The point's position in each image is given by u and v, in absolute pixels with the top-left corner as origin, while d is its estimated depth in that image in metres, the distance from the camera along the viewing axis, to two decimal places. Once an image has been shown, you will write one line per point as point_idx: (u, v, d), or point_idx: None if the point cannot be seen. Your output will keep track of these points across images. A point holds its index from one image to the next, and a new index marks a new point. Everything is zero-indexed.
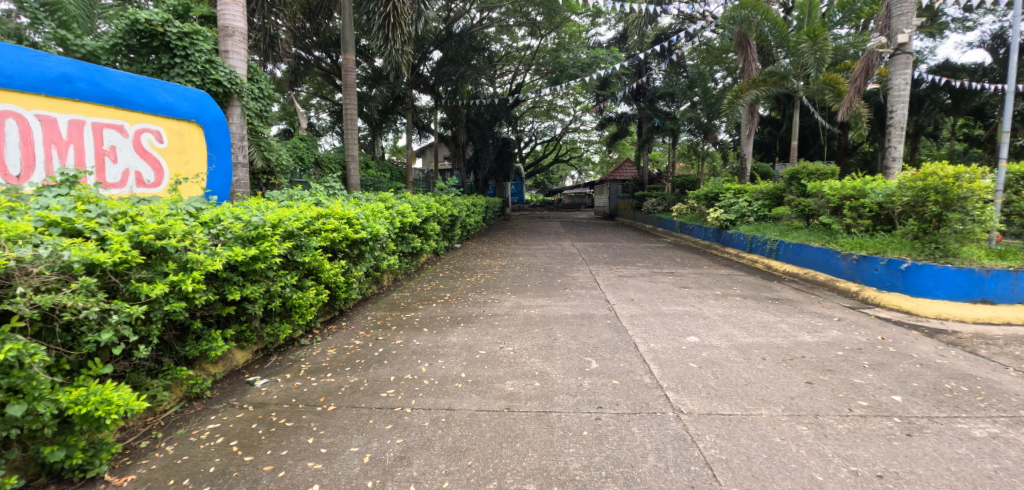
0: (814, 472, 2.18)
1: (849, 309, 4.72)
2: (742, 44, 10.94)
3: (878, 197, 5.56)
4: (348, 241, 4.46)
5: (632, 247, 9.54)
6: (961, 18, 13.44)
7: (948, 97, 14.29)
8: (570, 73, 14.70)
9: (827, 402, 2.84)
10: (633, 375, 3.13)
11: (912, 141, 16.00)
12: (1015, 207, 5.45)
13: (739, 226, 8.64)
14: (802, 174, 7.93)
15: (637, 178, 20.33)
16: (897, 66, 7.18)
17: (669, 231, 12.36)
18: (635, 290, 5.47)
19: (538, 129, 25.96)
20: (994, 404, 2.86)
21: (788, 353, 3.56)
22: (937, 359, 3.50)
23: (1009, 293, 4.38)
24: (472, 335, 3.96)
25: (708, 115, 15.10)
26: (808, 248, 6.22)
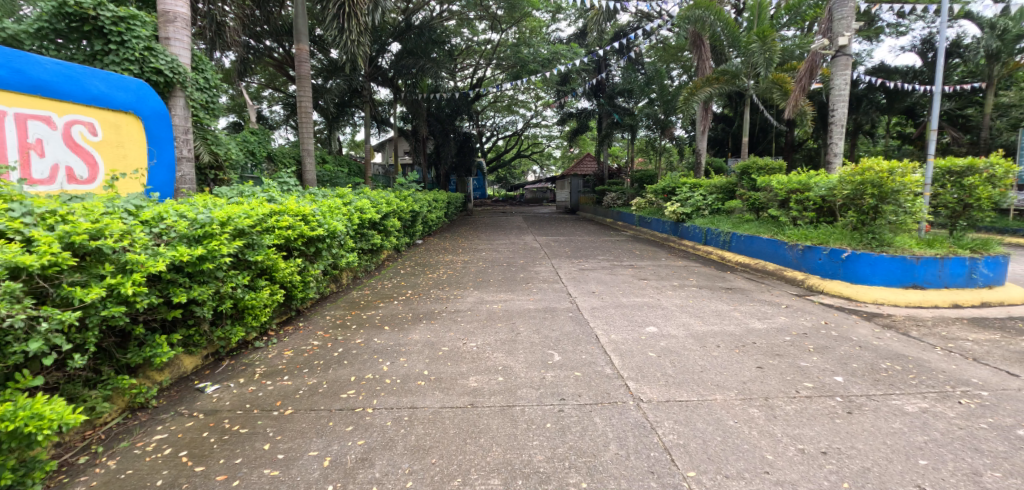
0: (764, 452, 2.31)
1: (796, 297, 4.98)
2: (696, 42, 11.25)
3: (821, 190, 5.83)
4: (303, 238, 4.30)
5: (592, 241, 9.66)
6: (895, 23, 14.35)
7: (883, 98, 15.27)
8: (531, 69, 14.68)
9: (775, 385, 3.00)
10: (595, 367, 3.17)
11: (852, 138, 17.01)
12: (941, 200, 5.70)
13: (694, 219, 8.92)
14: (752, 169, 8.23)
15: (598, 173, 20.70)
16: (839, 67, 7.56)
17: (629, 224, 12.65)
18: (596, 282, 5.57)
19: (500, 124, 25.91)
20: (923, 381, 3.12)
21: (740, 340, 3.72)
22: (875, 341, 3.75)
23: (937, 279, 4.74)
24: (434, 332, 3.91)
25: (665, 112, 15.58)
26: (758, 239, 6.53)
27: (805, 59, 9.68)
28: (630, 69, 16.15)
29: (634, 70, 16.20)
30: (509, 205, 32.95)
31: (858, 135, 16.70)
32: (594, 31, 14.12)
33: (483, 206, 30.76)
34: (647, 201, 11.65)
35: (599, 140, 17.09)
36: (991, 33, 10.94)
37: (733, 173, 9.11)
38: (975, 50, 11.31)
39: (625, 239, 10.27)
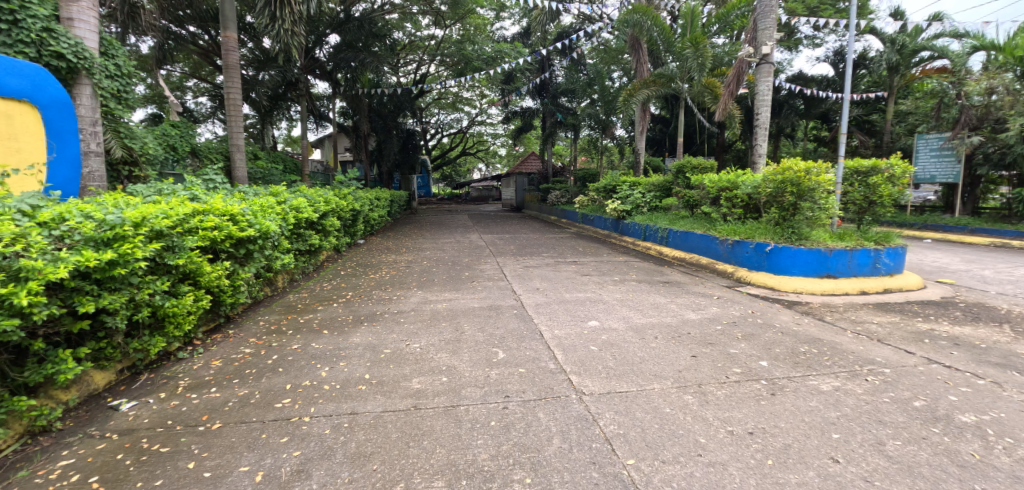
0: (698, 436, 2.44)
1: (726, 288, 5.30)
2: (635, 46, 11.80)
3: (748, 188, 6.23)
4: (232, 240, 4.02)
5: (537, 239, 9.77)
6: (811, 35, 15.61)
7: (802, 103, 16.59)
8: (476, 66, 14.60)
9: (708, 372, 3.17)
10: (539, 362, 3.20)
11: (775, 140, 18.36)
12: (850, 198, 6.25)
13: (634, 216, 9.27)
14: (686, 168, 8.64)
15: (543, 172, 21.02)
16: (762, 75, 8.09)
17: (572, 222, 12.92)
18: (540, 279, 5.64)
19: (445, 121, 25.60)
20: (836, 362, 3.42)
21: (676, 331, 3.90)
22: (795, 327, 4.07)
23: (847, 269, 5.21)
24: (377, 334, 3.79)
25: (606, 112, 15.51)
26: (692, 235, 6.88)
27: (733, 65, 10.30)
28: (573, 69, 16.40)
29: (577, 71, 16.52)
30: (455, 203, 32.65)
31: (780, 138, 18.06)
32: (538, 31, 14.20)
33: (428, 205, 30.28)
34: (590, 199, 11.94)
35: (543, 139, 17.39)
36: (892, 47, 12.13)
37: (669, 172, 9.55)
38: (878, 63, 12.55)
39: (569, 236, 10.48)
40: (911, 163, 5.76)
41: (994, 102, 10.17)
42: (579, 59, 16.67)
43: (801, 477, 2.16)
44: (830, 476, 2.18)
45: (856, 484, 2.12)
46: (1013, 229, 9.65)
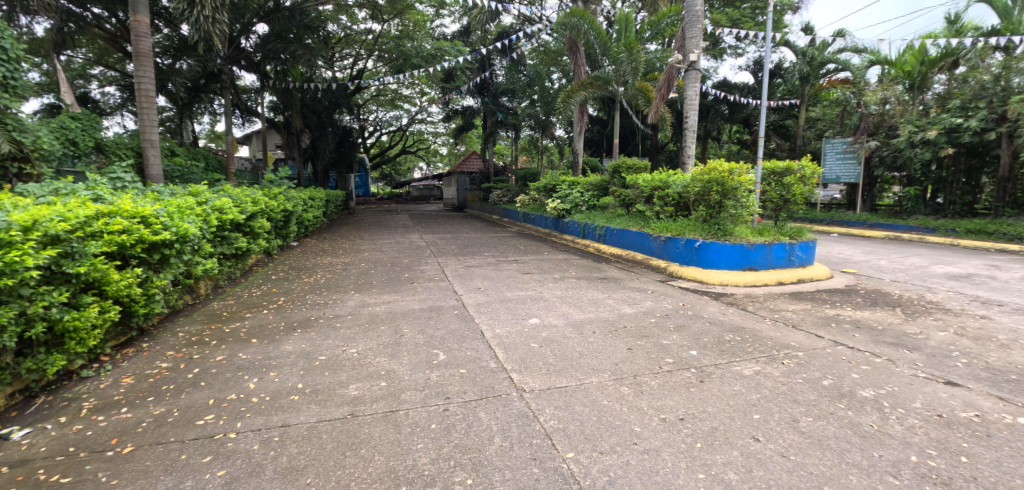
0: (633, 425, 2.55)
1: (659, 282, 5.58)
2: (573, 48, 12.18)
3: (678, 187, 6.58)
4: (145, 244, 3.67)
5: (479, 238, 9.76)
6: (734, 45, 16.78)
7: (726, 108, 17.76)
8: (415, 63, 14.28)
9: (642, 363, 3.32)
10: (480, 362, 3.20)
11: (702, 142, 19.55)
12: (768, 196, 6.77)
13: (573, 214, 9.50)
14: (622, 168, 9.03)
15: (485, 171, 21.05)
16: (691, 80, 8.49)
17: (514, 221, 13.03)
18: (482, 279, 5.64)
19: (384, 118, 24.91)
20: (756, 348, 3.71)
21: (613, 325, 4.05)
22: (721, 317, 4.36)
23: (766, 261, 5.66)
24: (311, 340, 3.61)
25: (546, 112, 15.91)
26: (628, 232, 7.16)
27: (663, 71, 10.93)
28: (513, 70, 16.37)
29: (517, 71, 16.55)
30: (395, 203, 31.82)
31: (707, 140, 19.26)
32: (478, 30, 14.08)
33: (366, 205, 29.28)
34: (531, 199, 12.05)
35: (483, 138, 17.52)
36: (803, 59, 13.31)
37: (606, 172, 9.88)
38: (791, 73, 13.68)
39: (510, 235, 10.55)
40: (819, 165, 6.33)
41: (888, 111, 11.59)
42: (518, 59, 16.78)
43: (726, 457, 2.33)
44: (751, 455, 2.35)
45: (774, 460, 2.31)
46: (902, 223, 10.91)
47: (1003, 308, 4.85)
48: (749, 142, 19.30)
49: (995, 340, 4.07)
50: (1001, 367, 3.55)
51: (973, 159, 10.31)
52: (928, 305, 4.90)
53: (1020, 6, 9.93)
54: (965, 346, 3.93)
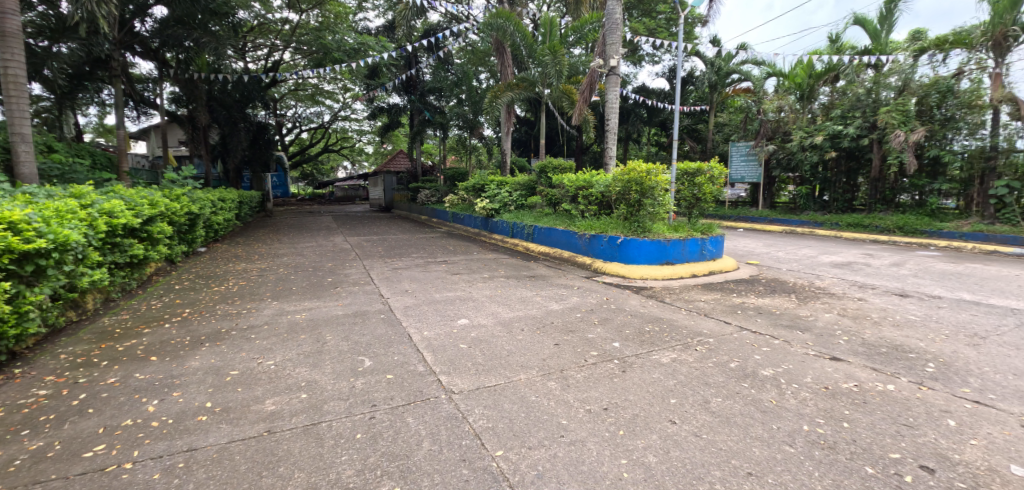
0: (560, 418, 2.64)
1: (585, 278, 5.80)
2: (500, 49, 11.91)
3: (601, 187, 6.88)
4: (14, 254, 3.19)
5: (407, 240, 9.55)
6: (652, 54, 17.79)
7: (644, 112, 18.66)
8: (336, 57, 13.54)
9: (569, 358, 3.45)
10: (408, 366, 3.15)
11: (624, 144, 20.58)
12: (681, 195, 7.27)
13: (502, 214, 9.59)
14: (549, 168, 9.26)
15: (412, 171, 20.57)
16: (611, 84, 8.91)
17: (443, 221, 12.89)
18: (410, 281, 5.54)
19: (303, 114, 23.57)
20: (673, 337, 3.99)
21: (540, 321, 4.16)
22: (641, 309, 4.62)
23: (681, 256, 6.08)
24: (221, 355, 3.35)
25: (474, 111, 16.40)
26: (555, 231, 7.36)
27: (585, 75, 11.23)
28: (439, 69, 15.99)
29: (444, 69, 16.23)
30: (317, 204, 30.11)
31: (628, 142, 20.30)
32: (403, 26, 13.68)
33: (285, 205, 27.47)
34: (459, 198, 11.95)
35: (411, 136, 17.11)
36: (711, 69, 14.45)
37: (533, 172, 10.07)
38: (702, 81, 14.80)
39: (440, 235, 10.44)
40: (725, 166, 6.90)
41: (783, 119, 12.86)
42: (445, 58, 16.68)
43: (646, 441, 2.48)
44: (669, 437, 2.53)
45: (689, 440, 2.50)
46: (795, 219, 12.21)
47: (874, 291, 5.60)
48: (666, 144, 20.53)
49: (870, 319, 4.70)
50: (874, 342, 4.11)
51: (851, 162, 11.74)
52: (817, 291, 5.54)
53: (886, 30, 11.39)
54: (846, 325, 4.50)
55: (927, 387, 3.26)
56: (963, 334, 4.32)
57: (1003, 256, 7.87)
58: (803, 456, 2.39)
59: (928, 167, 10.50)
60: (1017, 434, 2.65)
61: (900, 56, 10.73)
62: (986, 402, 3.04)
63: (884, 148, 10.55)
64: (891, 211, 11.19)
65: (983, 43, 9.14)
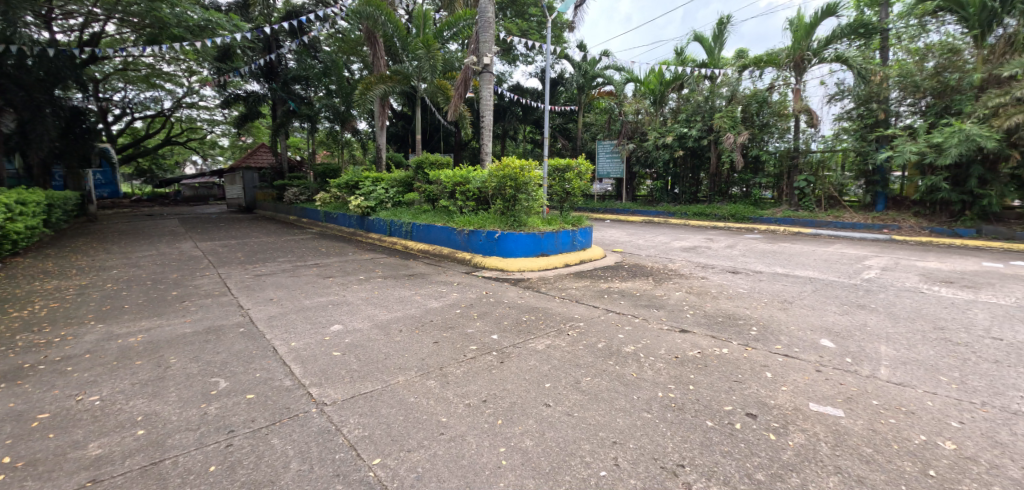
0: (440, 416, 2.68)
1: (466, 274, 5.91)
2: (371, 40, 11.70)
3: (477, 183, 7.02)
4: None
5: (272, 243, 8.75)
6: (525, 54, 18.44)
7: (519, 110, 19.30)
8: (175, 34, 11.72)
9: (448, 354, 3.52)
10: (272, 382, 2.94)
11: (500, 141, 20.98)
12: (553, 190, 7.73)
13: (378, 212, 9.24)
14: (425, 163, 9.21)
15: (276, 166, 18.66)
16: (485, 82, 9.01)
17: (315, 221, 12.02)
18: (274, 288, 5.13)
19: (136, 99, 20.07)
20: (548, 324, 4.28)
21: (419, 320, 4.16)
22: (519, 300, 4.85)
23: (554, 247, 6.50)
24: (23, 396, 2.77)
25: (344, 104, 15.19)
26: (433, 228, 7.33)
27: (459, 72, 11.40)
28: (304, 54, 15.28)
29: (310, 56, 15.52)
30: (155, 205, 25.96)
31: (505, 140, 20.77)
32: None
33: (115, 207, 23.14)
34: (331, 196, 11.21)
35: (274, 128, 15.77)
36: (579, 72, 15.44)
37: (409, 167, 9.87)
38: (571, 82, 15.74)
39: (311, 237, 9.73)
40: (591, 163, 7.50)
41: (640, 120, 14.30)
42: (312, 44, 15.75)
43: (522, 427, 2.63)
44: (544, 419, 2.72)
45: (562, 420, 2.72)
46: (653, 210, 13.80)
47: (713, 270, 6.58)
48: (538, 142, 21.44)
49: (710, 293, 5.53)
50: (713, 313, 4.86)
51: (695, 160, 13.53)
52: (670, 272, 6.34)
53: (718, 47, 12.98)
54: (692, 301, 5.23)
55: (751, 347, 3.95)
56: (776, 301, 5.31)
57: (803, 236, 9.78)
58: (658, 420, 2.75)
59: (751, 163, 12.52)
60: (812, 377, 3.35)
61: (729, 70, 12.71)
62: (793, 355, 3.78)
63: (718, 147, 12.49)
64: (726, 201, 13.16)
65: (787, 62, 11.08)
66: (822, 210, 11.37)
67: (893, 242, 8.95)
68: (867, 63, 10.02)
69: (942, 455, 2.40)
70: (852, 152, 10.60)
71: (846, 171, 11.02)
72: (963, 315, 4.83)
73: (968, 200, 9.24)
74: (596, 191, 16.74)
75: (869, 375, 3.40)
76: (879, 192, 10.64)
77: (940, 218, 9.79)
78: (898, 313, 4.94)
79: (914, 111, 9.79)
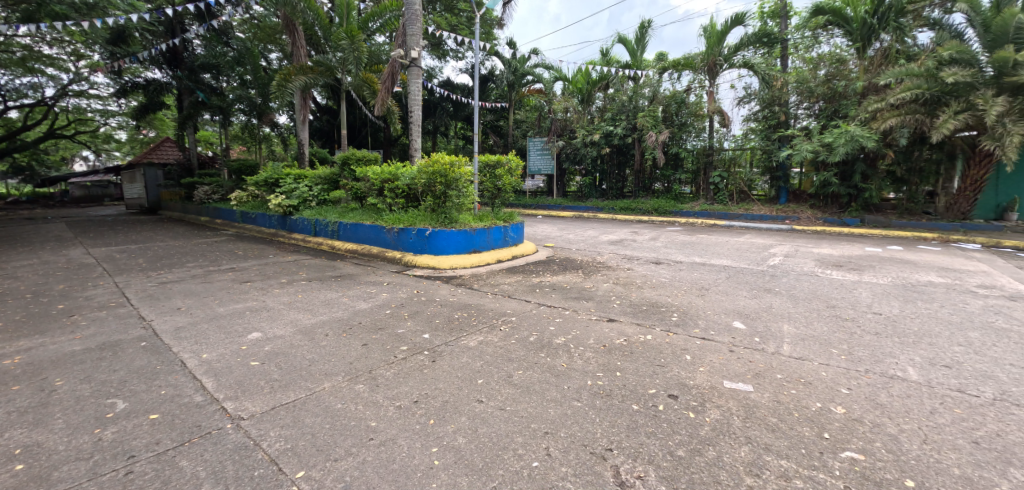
0: (369, 421, 2.63)
1: (397, 273, 5.81)
2: (289, 28, 11.00)
3: (406, 179, 6.91)
4: None
5: (181, 247, 8.07)
6: (455, 49, 18.09)
7: (450, 106, 18.82)
8: (56, 11, 10.40)
9: (377, 357, 3.46)
10: (180, 399, 2.75)
11: (430, 137, 20.40)
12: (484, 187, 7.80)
13: (302, 211, 8.80)
14: (352, 159, 8.95)
15: (185, 162, 17.13)
16: (413, 76, 8.81)
17: (230, 221, 11.21)
18: (183, 296, 4.75)
19: (8, 85, 17.55)
20: (480, 320, 4.33)
21: (347, 323, 4.05)
22: (451, 298, 4.86)
23: (486, 243, 6.58)
24: None
25: (261, 96, 14.61)
26: (362, 226, 7.12)
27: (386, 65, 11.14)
28: (213, 41, 14.24)
29: (220, 43, 14.45)
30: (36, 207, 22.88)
31: (435, 136, 20.32)
32: None
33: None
34: (248, 195, 10.50)
35: (179, 120, 14.27)
36: (510, 70, 15.51)
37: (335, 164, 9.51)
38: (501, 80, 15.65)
39: (226, 239, 9.08)
40: (520, 159, 7.67)
41: (568, 118, 14.68)
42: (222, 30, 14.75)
43: (455, 425, 2.64)
44: (476, 416, 2.75)
45: (494, 414, 2.76)
46: (583, 205, 14.31)
47: (638, 261, 6.96)
48: (470, 138, 21.33)
49: (635, 283, 5.85)
50: (638, 302, 5.15)
51: (620, 157, 14.15)
52: (598, 265, 6.62)
53: (640, 50, 13.59)
54: (618, 291, 5.50)
55: (672, 332, 4.25)
56: (692, 289, 5.73)
57: (718, 228, 10.58)
58: (587, 407, 2.87)
59: (672, 160, 13.28)
60: (726, 357, 3.66)
61: (650, 72, 13.24)
62: (709, 337, 4.11)
63: (641, 145, 13.17)
64: (649, 196, 13.89)
65: (702, 66, 11.86)
66: (734, 203, 12.36)
67: (794, 231, 9.93)
68: (769, 69, 10.94)
69: (834, 418, 2.72)
70: (759, 150, 11.73)
71: (753, 168, 12.09)
72: (849, 294, 5.49)
73: (852, 194, 10.52)
74: (528, 188, 16.63)
75: (773, 352, 3.77)
76: (781, 186, 11.78)
77: (831, 209, 11.04)
78: (797, 294, 5.52)
79: (810, 114, 10.85)
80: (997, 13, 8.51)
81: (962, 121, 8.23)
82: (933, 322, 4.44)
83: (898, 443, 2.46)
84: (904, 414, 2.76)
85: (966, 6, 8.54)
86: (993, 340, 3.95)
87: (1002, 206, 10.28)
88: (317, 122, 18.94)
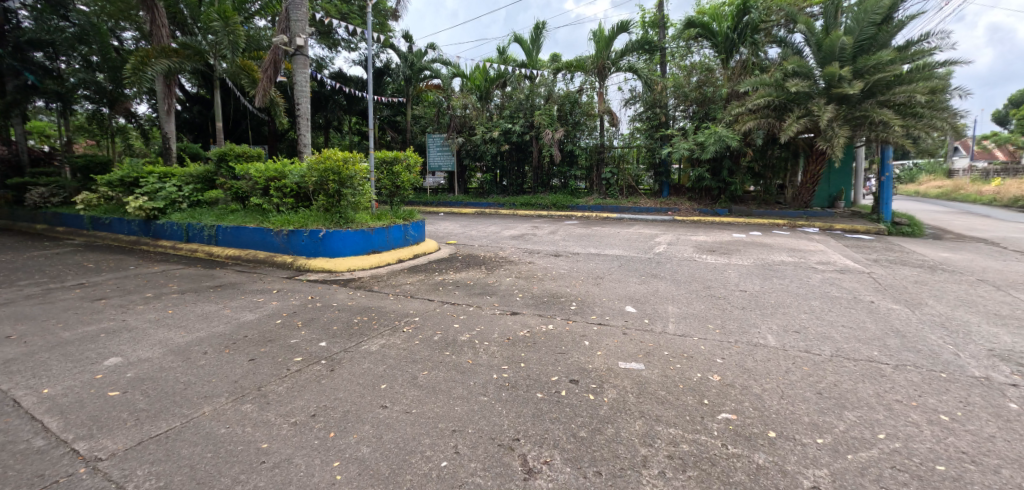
0: (260, 443, 2.45)
1: (287, 279, 5.43)
2: (146, 3, 9.50)
3: (295, 177, 6.47)
4: None
5: (6, 262, 6.71)
6: (348, 40, 17.05)
7: (343, 99, 17.94)
8: None
9: (267, 372, 3.22)
10: (13, 446, 2.33)
11: (322, 132, 19.18)
12: (382, 184, 7.58)
13: (169, 214, 7.81)
14: (229, 155, 8.12)
15: (11, 159, 14.13)
16: (298, 65, 8.21)
17: (76, 229, 9.55)
18: (12, 322, 3.99)
19: None
20: (381, 322, 4.24)
21: (230, 338, 3.72)
22: (350, 302, 4.68)
23: (386, 242, 6.44)
24: None
25: (111, 82, 13.01)
26: (244, 230, 6.51)
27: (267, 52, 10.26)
28: (46, 12, 11.89)
29: (56, 15, 12.06)
30: None
31: (328, 130, 19.15)
32: None
33: None
34: (97, 197, 9.00)
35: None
36: (407, 64, 15.03)
37: (209, 160, 8.56)
38: (398, 73, 15.16)
39: (70, 250, 7.73)
40: (418, 156, 7.58)
41: (467, 115, 14.63)
42: None
43: (358, 435, 2.55)
44: (380, 423, 2.68)
45: (400, 419, 2.72)
46: (484, 202, 14.45)
47: (539, 255, 7.25)
48: (366, 134, 20.33)
49: (536, 276, 6.11)
50: (540, 294, 5.38)
51: (519, 153, 14.54)
52: (501, 260, 6.79)
53: (535, 50, 14.01)
54: (520, 285, 5.69)
55: (572, 320, 4.53)
56: (588, 278, 6.13)
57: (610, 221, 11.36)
58: (494, 400, 2.93)
59: (567, 157, 13.95)
60: (621, 340, 3.98)
61: (545, 72, 13.85)
62: (604, 322, 4.46)
63: (539, 143, 13.70)
64: (548, 192, 14.45)
65: (593, 68, 12.59)
66: (624, 197, 13.41)
67: (675, 222, 11.03)
68: (651, 74, 12.01)
69: (711, 386, 3.10)
70: (644, 148, 12.83)
71: (639, 164, 13.20)
72: (721, 275, 6.26)
73: (721, 187, 11.96)
74: (428, 185, 16.43)
75: (660, 331, 4.20)
76: (664, 181, 13.05)
77: (705, 201, 12.45)
78: (678, 278, 6.15)
79: (686, 116, 12.04)
80: (825, 35, 10.13)
81: (802, 124, 9.70)
82: (785, 295, 5.24)
83: (761, 401, 2.87)
84: (765, 376, 3.23)
85: (805, 27, 10.06)
86: (827, 306, 4.80)
87: (833, 195, 12.42)
88: (186, 114, 16.73)
